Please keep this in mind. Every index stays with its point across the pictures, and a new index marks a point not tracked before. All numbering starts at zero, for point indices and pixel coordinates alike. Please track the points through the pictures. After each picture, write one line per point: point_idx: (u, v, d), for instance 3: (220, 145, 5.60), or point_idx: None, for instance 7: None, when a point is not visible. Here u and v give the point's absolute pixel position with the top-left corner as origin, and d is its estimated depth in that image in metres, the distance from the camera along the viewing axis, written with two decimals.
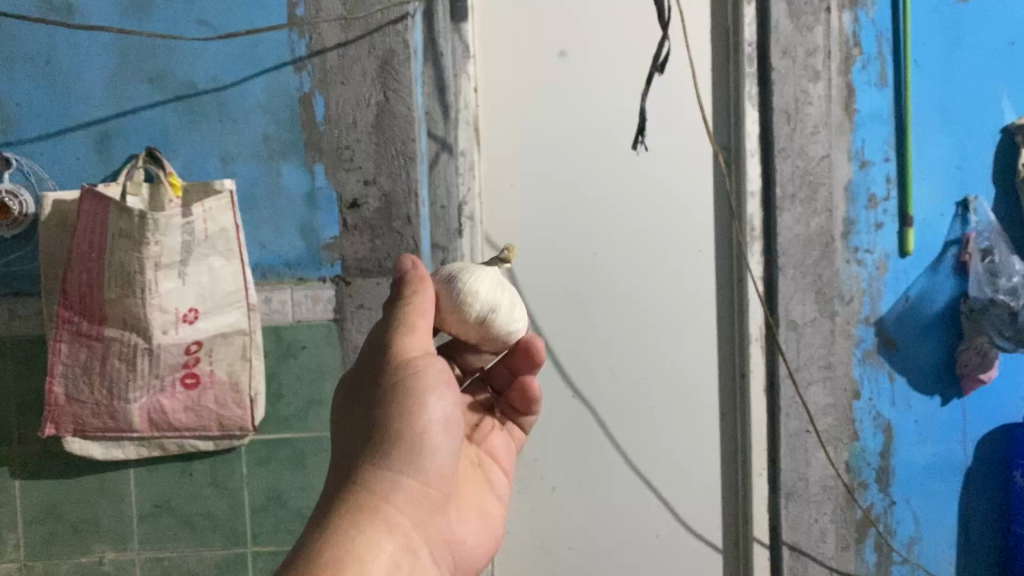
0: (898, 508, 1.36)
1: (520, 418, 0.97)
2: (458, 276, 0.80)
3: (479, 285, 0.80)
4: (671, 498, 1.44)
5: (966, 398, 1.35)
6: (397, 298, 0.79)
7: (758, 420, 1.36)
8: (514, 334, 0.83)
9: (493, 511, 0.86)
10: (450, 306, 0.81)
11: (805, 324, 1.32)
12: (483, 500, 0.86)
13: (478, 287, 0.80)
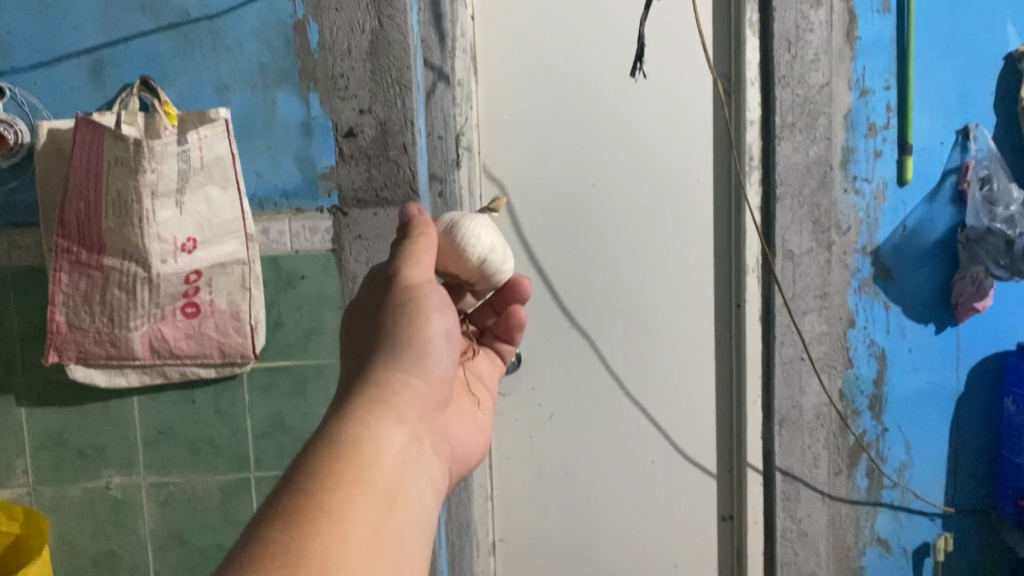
0: (890, 434, 1.38)
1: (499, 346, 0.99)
2: (460, 224, 0.85)
3: (481, 232, 0.86)
4: (667, 426, 1.46)
5: (961, 325, 1.36)
6: (401, 239, 0.81)
7: (753, 349, 1.38)
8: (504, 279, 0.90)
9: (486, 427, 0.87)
10: (449, 249, 0.85)
11: (802, 254, 1.32)
12: (477, 416, 0.87)
13: (480, 233, 0.85)
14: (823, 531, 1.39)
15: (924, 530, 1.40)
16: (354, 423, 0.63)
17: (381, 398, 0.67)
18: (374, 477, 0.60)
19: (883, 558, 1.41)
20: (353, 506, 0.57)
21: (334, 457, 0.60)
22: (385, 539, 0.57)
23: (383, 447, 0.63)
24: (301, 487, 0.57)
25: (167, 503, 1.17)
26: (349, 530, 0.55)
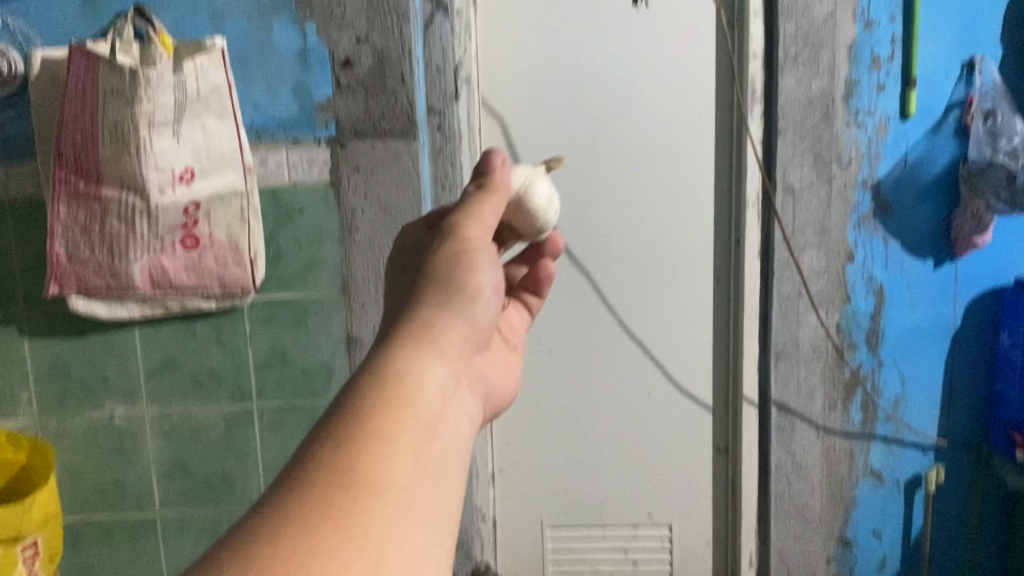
0: (885, 368, 1.39)
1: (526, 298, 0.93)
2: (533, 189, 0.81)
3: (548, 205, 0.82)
4: (665, 361, 1.47)
5: (960, 261, 1.36)
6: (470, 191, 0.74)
7: (751, 283, 1.39)
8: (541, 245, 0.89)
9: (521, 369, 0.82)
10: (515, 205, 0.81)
11: (803, 188, 1.32)
12: (511, 360, 0.81)
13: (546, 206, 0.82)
14: (817, 463, 1.41)
15: (916, 462, 1.43)
16: (393, 360, 0.58)
17: (422, 337, 0.62)
18: (416, 416, 0.55)
19: (875, 490, 1.43)
20: (391, 447, 0.52)
21: (371, 396, 0.55)
22: (427, 481, 0.53)
23: (425, 385, 0.58)
24: (334, 429, 0.52)
25: (171, 434, 1.19)
26: (385, 474, 0.51)
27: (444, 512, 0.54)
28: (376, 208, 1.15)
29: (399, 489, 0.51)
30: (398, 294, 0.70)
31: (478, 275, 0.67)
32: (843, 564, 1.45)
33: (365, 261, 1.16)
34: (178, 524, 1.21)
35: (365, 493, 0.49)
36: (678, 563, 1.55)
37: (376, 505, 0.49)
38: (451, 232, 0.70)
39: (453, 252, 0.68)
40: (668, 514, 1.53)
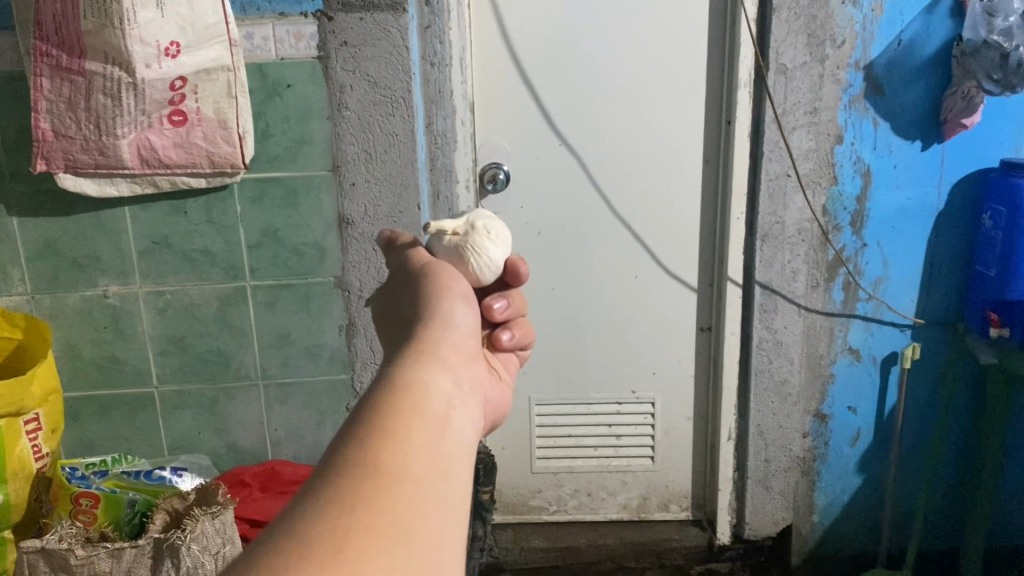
0: (868, 250, 1.42)
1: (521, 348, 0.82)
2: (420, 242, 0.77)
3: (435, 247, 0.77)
4: (651, 243, 1.49)
5: (948, 143, 1.36)
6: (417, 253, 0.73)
7: (740, 165, 1.39)
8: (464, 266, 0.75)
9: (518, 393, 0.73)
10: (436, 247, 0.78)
11: (795, 68, 1.31)
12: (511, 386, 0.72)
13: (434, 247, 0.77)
14: (797, 341, 1.46)
15: (893, 340, 1.47)
16: (392, 373, 0.52)
17: (421, 350, 0.56)
18: (431, 421, 0.49)
19: (852, 366, 1.48)
20: (410, 449, 0.46)
21: (379, 404, 0.49)
22: (450, 485, 0.47)
23: (435, 393, 0.52)
24: (345, 439, 0.46)
25: (166, 312, 1.20)
26: (405, 474, 0.45)
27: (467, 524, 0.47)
28: (365, 84, 1.13)
29: (421, 491, 0.44)
30: (391, 335, 0.64)
31: (459, 307, 0.63)
32: (818, 438, 1.52)
33: (355, 139, 1.15)
34: (177, 399, 1.24)
35: (388, 492, 0.43)
36: (659, 437, 1.60)
37: (403, 509, 0.43)
38: (421, 283, 0.67)
39: (428, 293, 0.64)
40: (651, 391, 1.58)
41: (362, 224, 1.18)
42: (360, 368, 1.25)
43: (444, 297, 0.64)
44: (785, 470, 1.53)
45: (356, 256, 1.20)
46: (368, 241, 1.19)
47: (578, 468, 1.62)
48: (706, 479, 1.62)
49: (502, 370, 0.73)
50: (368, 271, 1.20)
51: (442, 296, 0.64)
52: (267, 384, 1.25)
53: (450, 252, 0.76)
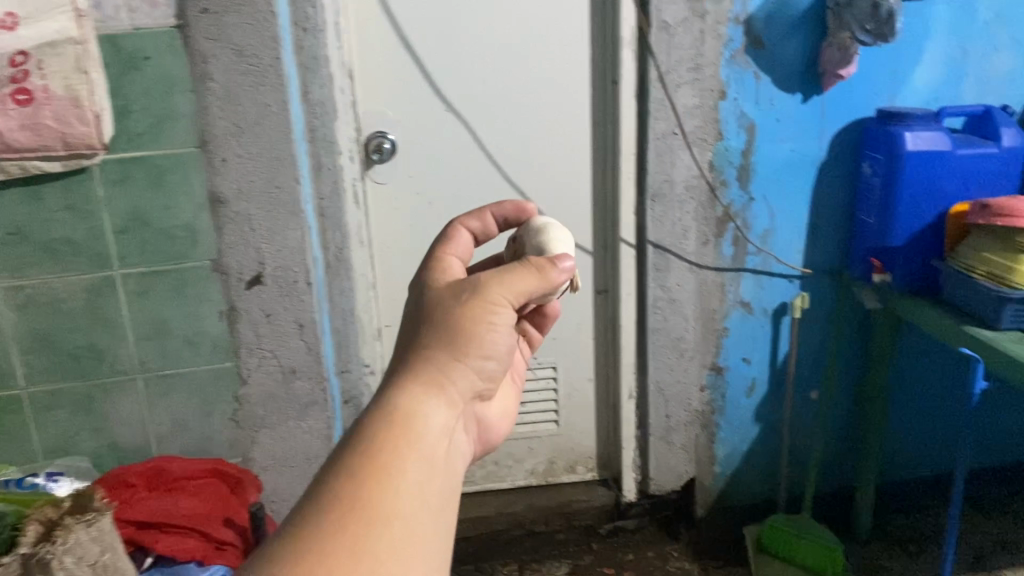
0: (755, 204, 1.44)
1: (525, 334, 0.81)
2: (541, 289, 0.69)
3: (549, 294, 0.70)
4: (544, 208, 1.48)
5: (827, 95, 1.38)
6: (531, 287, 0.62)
7: (626, 125, 1.39)
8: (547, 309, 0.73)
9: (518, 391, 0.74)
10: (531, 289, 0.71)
11: (676, 25, 1.32)
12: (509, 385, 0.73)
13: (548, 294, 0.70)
14: (689, 297, 1.48)
15: (782, 290, 1.50)
16: (394, 403, 0.52)
17: (436, 374, 0.55)
18: (424, 462, 0.50)
19: (745, 319, 1.50)
20: (401, 489, 0.48)
21: (377, 430, 0.50)
22: (434, 529, 0.48)
23: (434, 428, 0.52)
24: (337, 466, 0.48)
25: (28, 308, 1.11)
26: (391, 516, 0.47)
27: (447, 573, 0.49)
28: (230, 53, 1.06)
29: (407, 540, 0.46)
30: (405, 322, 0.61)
31: (496, 337, 0.57)
32: (715, 391, 1.54)
33: (224, 112, 1.08)
34: (48, 400, 1.15)
35: (369, 540, 0.45)
36: (561, 401, 1.60)
37: (382, 560, 0.45)
38: (472, 295, 0.58)
39: (470, 313, 0.57)
40: (552, 356, 1.57)
41: (236, 202, 1.12)
42: (246, 355, 1.20)
43: (486, 311, 0.57)
44: (685, 425, 1.56)
45: (232, 236, 1.13)
46: (244, 220, 1.13)
47: None
48: (609, 439, 1.64)
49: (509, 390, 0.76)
50: (247, 251, 1.14)
51: (485, 309, 0.57)
52: (147, 377, 1.18)
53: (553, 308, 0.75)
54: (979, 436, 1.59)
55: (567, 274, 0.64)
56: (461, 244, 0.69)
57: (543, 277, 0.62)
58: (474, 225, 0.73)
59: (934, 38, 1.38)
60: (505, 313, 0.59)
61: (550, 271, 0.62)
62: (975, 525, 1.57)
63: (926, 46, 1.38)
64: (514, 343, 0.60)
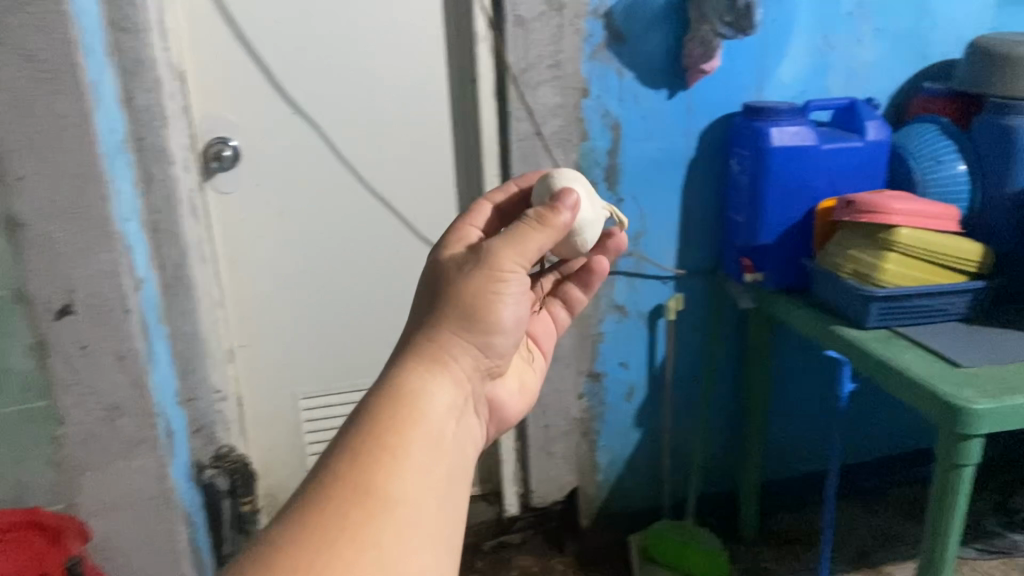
0: (625, 204, 1.39)
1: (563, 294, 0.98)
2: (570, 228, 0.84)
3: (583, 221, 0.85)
4: (407, 215, 1.40)
5: (692, 91, 1.34)
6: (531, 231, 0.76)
7: (489, 126, 1.32)
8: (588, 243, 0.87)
9: (525, 380, 0.88)
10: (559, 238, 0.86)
11: (533, 20, 1.25)
12: (523, 373, 0.88)
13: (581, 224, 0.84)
14: None
15: (656, 293, 1.45)
16: (410, 379, 0.67)
17: (435, 357, 0.70)
18: (430, 435, 0.63)
19: (620, 323, 1.45)
20: (409, 463, 0.60)
21: (387, 409, 0.63)
22: (439, 498, 0.60)
23: (435, 406, 0.66)
24: (357, 436, 0.60)
25: None
26: (398, 497, 0.57)
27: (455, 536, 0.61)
28: (18, 58, 0.93)
29: (413, 509, 0.57)
30: (419, 305, 0.77)
31: (502, 305, 0.73)
32: (594, 398, 1.49)
33: (14, 125, 0.95)
34: None
35: (377, 516, 0.55)
36: None
37: (384, 542, 0.54)
38: (481, 262, 0.74)
39: (478, 279, 0.73)
40: None
41: (36, 224, 0.99)
42: (61, 392, 1.06)
43: (495, 283, 0.73)
44: (565, 434, 1.50)
45: (34, 262, 1.00)
46: (46, 244, 1.00)
47: None
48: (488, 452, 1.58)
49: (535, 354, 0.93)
50: (53, 279, 1.01)
51: (493, 282, 0.73)
52: None
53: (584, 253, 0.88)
54: (851, 436, 1.57)
55: (571, 213, 0.78)
56: (483, 216, 0.89)
57: (553, 223, 0.77)
58: (501, 199, 0.92)
59: (799, 30, 1.34)
60: (515, 278, 0.74)
61: (553, 218, 0.77)
62: (859, 519, 1.57)
63: (791, 38, 1.34)
64: (512, 321, 0.74)
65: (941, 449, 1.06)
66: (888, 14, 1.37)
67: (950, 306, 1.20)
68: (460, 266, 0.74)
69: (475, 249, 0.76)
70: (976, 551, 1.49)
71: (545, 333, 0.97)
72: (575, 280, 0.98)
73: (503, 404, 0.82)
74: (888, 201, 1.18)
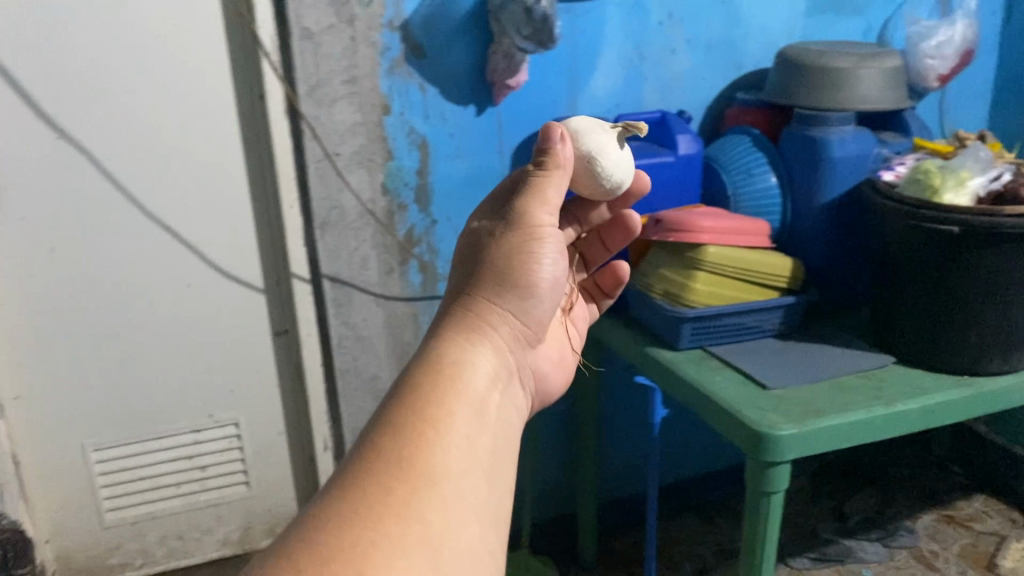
0: (439, 226, 1.29)
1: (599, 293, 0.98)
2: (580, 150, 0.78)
3: (590, 141, 0.78)
4: (198, 244, 1.28)
5: (502, 107, 1.26)
6: (538, 173, 0.72)
7: (282, 146, 1.22)
8: (614, 173, 0.79)
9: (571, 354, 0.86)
10: (581, 173, 0.78)
11: (322, 33, 1.15)
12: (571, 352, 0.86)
13: (587, 143, 0.78)
14: (378, 334, 1.31)
15: None
16: (451, 349, 0.63)
17: (473, 327, 0.66)
18: (472, 411, 0.59)
19: None
20: (451, 440, 0.55)
21: (428, 382, 0.59)
22: (485, 474, 0.56)
23: (477, 378, 0.62)
24: (397, 410, 0.56)
25: None
26: (442, 473, 0.53)
27: (501, 509, 0.57)
28: None
29: (457, 488, 0.53)
30: (455, 277, 0.73)
31: (539, 266, 0.69)
32: None
33: None
34: None
35: (423, 490, 0.52)
36: (250, 460, 1.41)
37: (432, 516, 0.51)
38: (514, 223, 0.70)
39: (515, 240, 0.69)
40: (231, 411, 1.38)
41: None
42: None
43: (531, 244, 0.69)
44: None
45: None
46: None
47: (159, 513, 1.40)
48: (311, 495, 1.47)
49: (572, 334, 0.90)
50: None
51: (529, 243, 0.69)
52: None
53: (614, 176, 0.79)
54: (665, 458, 1.56)
55: (564, 146, 0.72)
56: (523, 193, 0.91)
57: (564, 165, 0.72)
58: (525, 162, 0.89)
59: (608, 42, 1.29)
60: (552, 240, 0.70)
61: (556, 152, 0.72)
62: (699, 534, 1.54)
63: (602, 50, 1.29)
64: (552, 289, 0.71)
65: (750, 479, 1.01)
66: (700, 23, 1.34)
67: (763, 323, 1.18)
68: (493, 230, 0.70)
69: (503, 212, 0.72)
70: (810, 561, 1.47)
71: (582, 317, 0.94)
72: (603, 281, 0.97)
73: (546, 375, 0.79)
74: (695, 218, 1.15)
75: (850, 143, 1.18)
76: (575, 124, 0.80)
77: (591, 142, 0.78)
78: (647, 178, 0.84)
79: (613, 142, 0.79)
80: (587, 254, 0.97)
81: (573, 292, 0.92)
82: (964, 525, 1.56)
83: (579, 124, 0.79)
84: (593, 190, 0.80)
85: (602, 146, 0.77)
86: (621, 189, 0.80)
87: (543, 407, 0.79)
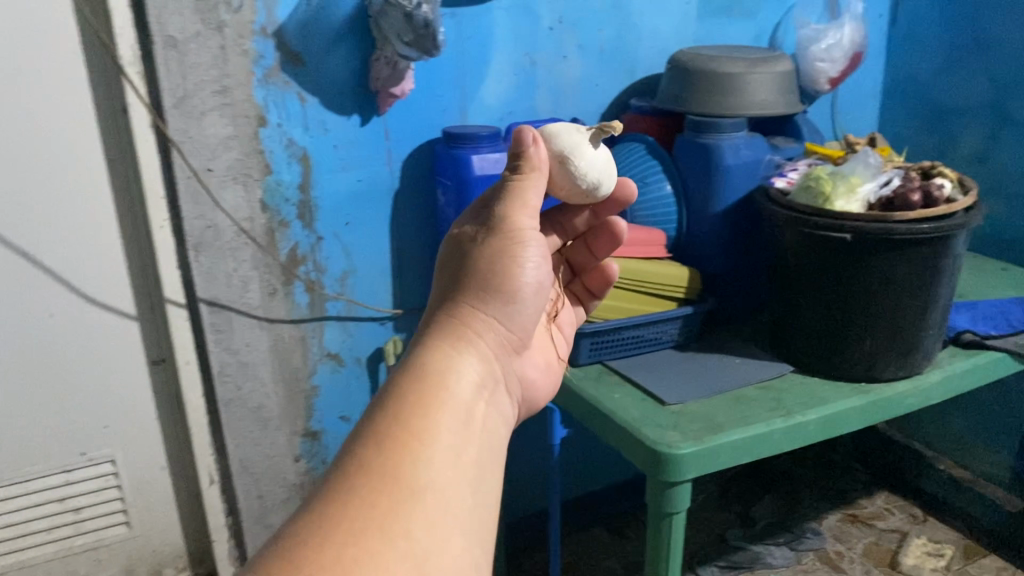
0: (325, 243, 1.22)
1: (585, 295, 0.96)
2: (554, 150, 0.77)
3: (562, 142, 0.77)
4: (61, 270, 1.18)
5: (388, 116, 1.20)
6: (515, 175, 0.71)
7: (149, 163, 1.13)
8: (591, 173, 0.77)
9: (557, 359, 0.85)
10: (558, 177, 0.77)
11: (187, 41, 1.06)
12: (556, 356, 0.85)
13: (560, 144, 0.77)
14: (263, 359, 1.24)
15: (373, 336, 1.30)
16: (435, 357, 0.61)
17: (458, 333, 0.65)
18: (457, 420, 0.57)
19: (335, 373, 1.30)
20: (435, 450, 0.54)
21: (411, 391, 0.57)
22: (471, 485, 0.55)
23: (461, 385, 0.60)
24: (379, 419, 0.54)
25: None
26: (427, 486, 0.51)
27: (488, 523, 0.55)
28: None
29: (443, 501, 0.51)
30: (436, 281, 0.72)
31: (523, 270, 0.68)
32: (314, 458, 1.33)
33: None
34: None
35: (407, 505, 0.50)
36: (129, 498, 1.32)
37: (416, 530, 0.49)
38: (494, 227, 0.69)
39: (497, 244, 0.68)
40: (106, 448, 1.28)
41: None
42: None
43: (511, 249, 0.68)
44: (283, 502, 1.33)
45: None
46: None
47: (30, 560, 1.30)
48: (199, 531, 1.39)
49: (557, 339, 0.89)
50: None
51: (510, 247, 0.68)
52: None
53: (591, 176, 0.77)
54: (570, 473, 1.52)
55: (536, 148, 0.71)
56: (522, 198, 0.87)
57: (539, 167, 0.71)
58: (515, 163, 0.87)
59: (499, 47, 1.25)
60: (534, 244, 0.69)
61: (531, 154, 0.71)
62: (609, 547, 1.51)
63: (492, 55, 1.25)
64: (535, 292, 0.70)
65: (651, 500, 0.97)
66: (592, 27, 1.30)
67: (662, 335, 1.16)
68: (475, 235, 0.69)
69: (484, 216, 0.70)
70: (718, 569, 1.45)
71: (568, 322, 0.93)
72: (590, 283, 0.95)
73: (534, 383, 0.77)
74: None
75: (742, 150, 1.17)
76: (549, 129, 0.79)
77: (567, 144, 0.76)
78: (631, 186, 0.82)
79: (588, 142, 0.78)
80: (574, 261, 0.94)
81: (558, 297, 0.91)
82: (868, 523, 1.57)
83: (552, 126, 0.79)
84: (572, 191, 0.78)
85: (575, 147, 0.76)
86: (600, 191, 0.79)
87: (529, 414, 0.77)
